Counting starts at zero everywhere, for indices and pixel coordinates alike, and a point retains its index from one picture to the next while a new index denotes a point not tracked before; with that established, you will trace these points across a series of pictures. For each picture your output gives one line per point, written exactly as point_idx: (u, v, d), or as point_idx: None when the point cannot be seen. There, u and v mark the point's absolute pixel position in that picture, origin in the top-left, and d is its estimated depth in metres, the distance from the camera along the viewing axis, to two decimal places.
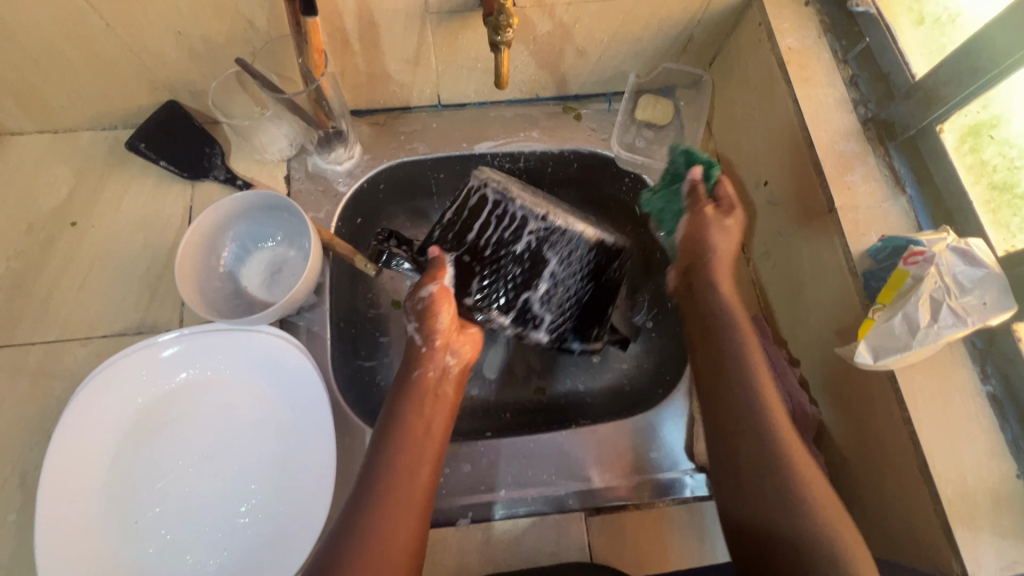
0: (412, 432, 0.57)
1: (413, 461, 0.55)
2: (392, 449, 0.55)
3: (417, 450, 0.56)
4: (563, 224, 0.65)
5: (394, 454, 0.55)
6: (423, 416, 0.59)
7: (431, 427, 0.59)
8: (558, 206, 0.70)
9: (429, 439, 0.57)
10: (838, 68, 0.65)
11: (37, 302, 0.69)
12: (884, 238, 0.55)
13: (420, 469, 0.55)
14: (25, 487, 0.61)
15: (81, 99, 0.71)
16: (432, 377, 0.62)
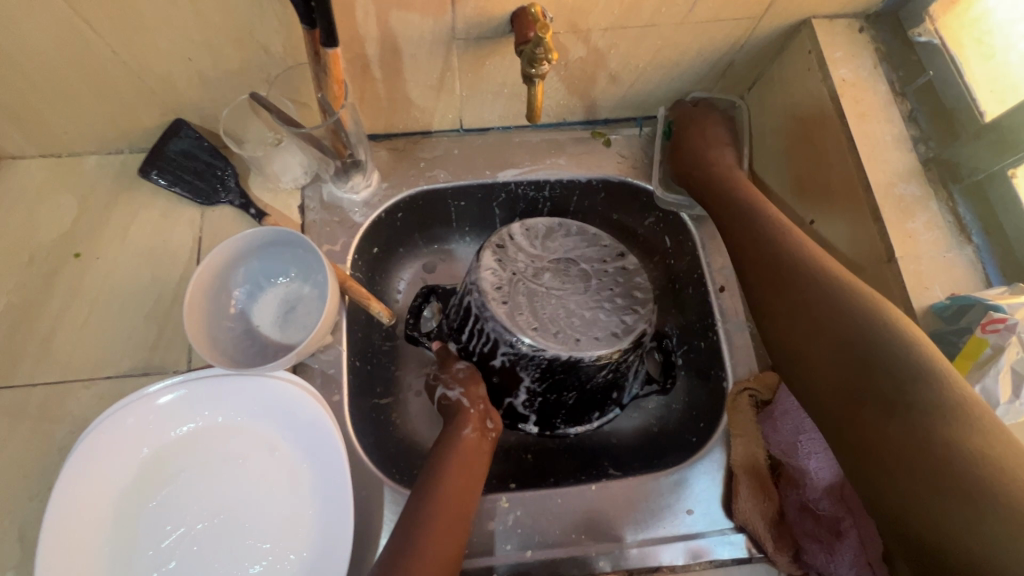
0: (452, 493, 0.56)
1: (447, 530, 0.54)
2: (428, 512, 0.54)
3: (452, 516, 0.55)
4: (533, 349, 0.62)
5: (431, 518, 0.54)
6: (462, 477, 0.58)
7: (469, 485, 0.58)
8: (549, 307, 0.65)
9: (465, 504, 0.57)
10: (896, 102, 0.61)
11: (38, 340, 0.65)
12: (949, 295, 0.51)
13: (452, 537, 0.54)
14: (24, 542, 0.58)
15: (86, 124, 0.67)
16: (472, 437, 0.62)
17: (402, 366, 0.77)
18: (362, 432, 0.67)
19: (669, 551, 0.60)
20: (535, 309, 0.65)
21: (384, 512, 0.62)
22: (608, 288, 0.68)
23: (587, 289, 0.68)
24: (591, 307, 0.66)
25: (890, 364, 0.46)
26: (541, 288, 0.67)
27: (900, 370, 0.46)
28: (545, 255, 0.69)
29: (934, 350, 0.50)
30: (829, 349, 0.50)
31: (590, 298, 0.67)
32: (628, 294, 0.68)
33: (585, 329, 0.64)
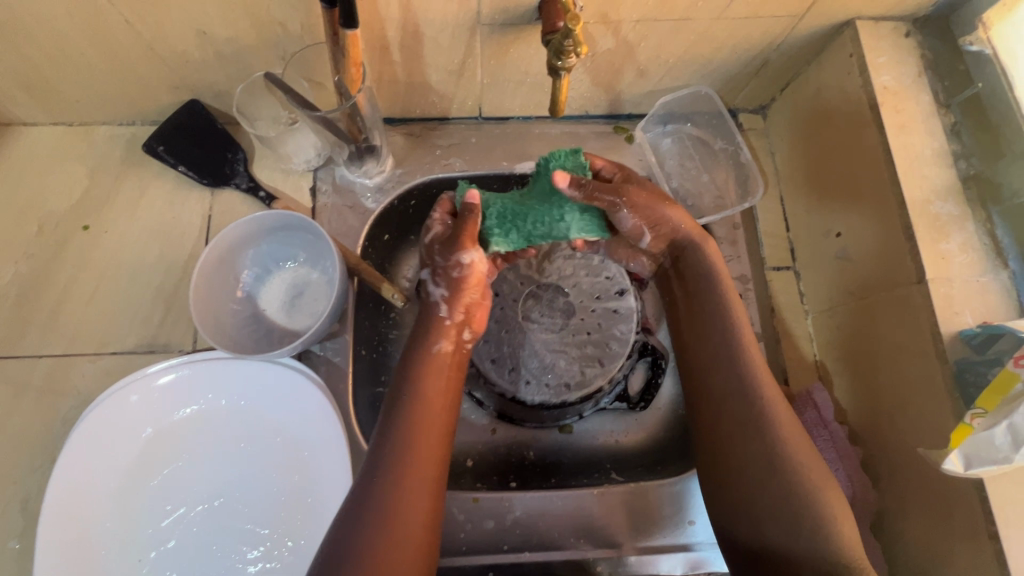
0: (427, 406, 0.54)
1: (427, 441, 0.53)
2: (404, 427, 0.53)
3: (428, 430, 0.53)
4: (490, 373, 0.69)
5: (409, 429, 0.53)
6: (437, 391, 0.56)
7: (444, 396, 0.56)
8: (531, 329, 0.71)
9: (441, 415, 0.55)
10: (939, 114, 0.58)
11: (46, 311, 0.65)
12: (981, 322, 0.49)
13: (434, 447, 0.53)
14: (26, 513, 0.58)
15: (98, 94, 0.66)
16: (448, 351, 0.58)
17: None
18: (365, 421, 0.66)
19: (668, 561, 0.60)
20: (504, 342, 0.71)
21: None
22: (584, 329, 0.71)
23: (566, 326, 0.71)
24: (557, 350, 0.70)
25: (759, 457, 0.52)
26: (517, 315, 0.71)
27: (770, 452, 0.52)
28: (536, 276, 0.72)
29: (960, 380, 0.49)
30: (728, 423, 0.55)
31: (562, 337, 0.70)
32: (600, 344, 0.70)
33: (544, 376, 0.70)
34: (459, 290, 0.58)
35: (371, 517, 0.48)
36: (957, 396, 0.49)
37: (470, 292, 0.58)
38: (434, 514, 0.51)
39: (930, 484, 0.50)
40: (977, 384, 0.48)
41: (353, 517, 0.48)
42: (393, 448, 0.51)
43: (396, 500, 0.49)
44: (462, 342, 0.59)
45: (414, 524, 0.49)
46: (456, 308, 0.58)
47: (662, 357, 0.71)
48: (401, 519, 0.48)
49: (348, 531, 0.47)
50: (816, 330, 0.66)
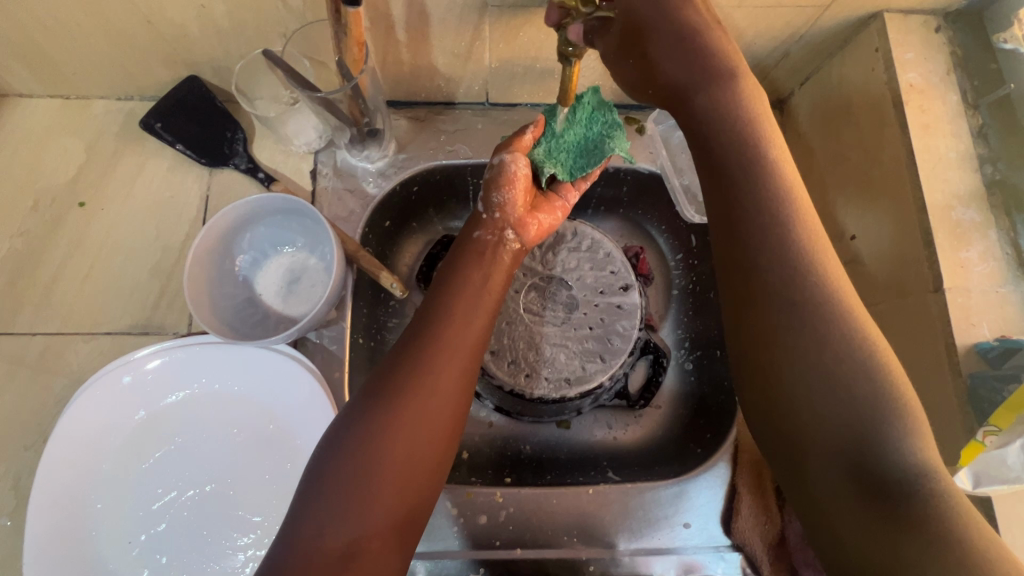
0: (473, 284, 0.54)
1: (470, 314, 0.52)
2: (448, 299, 0.52)
3: (473, 305, 0.53)
4: (488, 364, 0.66)
5: (453, 301, 0.52)
6: (484, 273, 0.55)
7: (493, 280, 0.55)
8: (532, 321, 0.69)
9: (487, 296, 0.54)
10: (966, 115, 0.55)
11: (40, 288, 0.64)
12: (999, 336, 0.48)
13: (476, 322, 0.52)
14: (18, 491, 0.58)
15: (95, 66, 0.64)
16: (489, 241, 0.57)
17: None
18: None
19: (662, 563, 0.59)
20: (502, 334, 0.68)
21: None
22: (587, 324, 0.68)
23: (567, 321, 0.69)
24: (557, 344, 0.68)
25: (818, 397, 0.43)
26: (518, 307, 0.69)
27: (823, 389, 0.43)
28: (540, 268, 0.71)
29: (972, 395, 0.47)
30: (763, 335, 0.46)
31: (564, 330, 0.68)
32: (602, 338, 0.67)
33: (542, 370, 0.67)
34: (492, 191, 0.57)
35: (405, 373, 0.48)
36: (969, 411, 0.47)
37: (509, 192, 0.57)
38: (467, 385, 0.50)
39: None
40: (990, 400, 0.46)
41: (387, 373, 0.48)
42: (435, 317, 0.51)
43: (430, 360, 0.48)
44: (501, 237, 0.57)
45: (448, 389, 0.48)
46: (494, 209, 0.58)
47: (664, 356, 0.70)
48: (432, 379, 0.48)
49: (383, 384, 0.47)
50: None
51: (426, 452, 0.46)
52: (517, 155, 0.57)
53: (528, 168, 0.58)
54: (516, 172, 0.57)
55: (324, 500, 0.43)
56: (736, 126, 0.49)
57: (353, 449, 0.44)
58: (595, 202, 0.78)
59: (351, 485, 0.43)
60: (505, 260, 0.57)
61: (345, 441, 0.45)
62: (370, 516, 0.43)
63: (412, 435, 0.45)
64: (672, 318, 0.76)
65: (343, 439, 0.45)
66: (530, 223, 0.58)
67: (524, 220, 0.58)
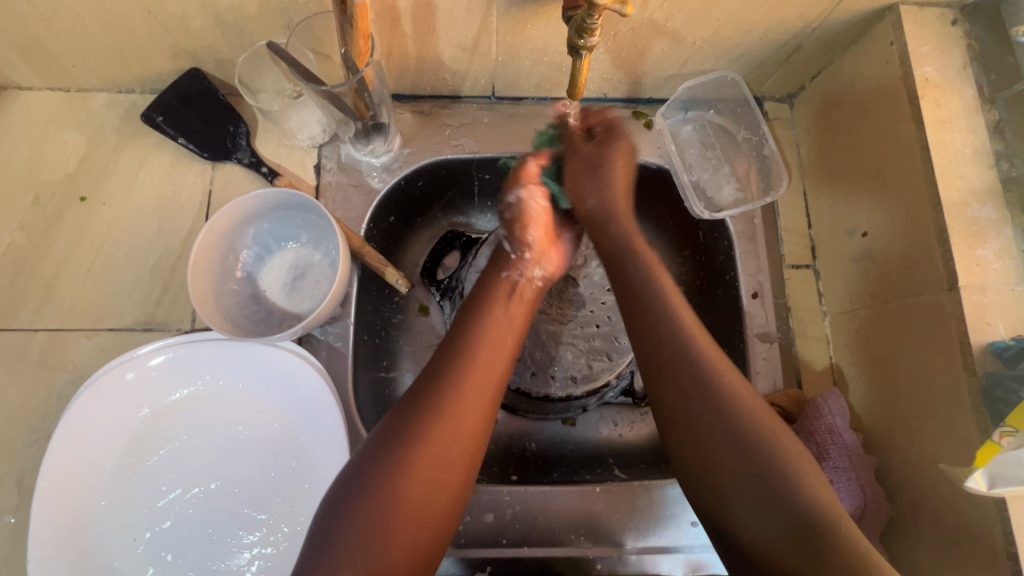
0: (494, 325, 0.52)
1: (489, 362, 0.50)
2: (470, 343, 0.50)
3: (490, 352, 0.50)
4: None
5: (473, 343, 0.50)
6: (507, 310, 0.54)
7: (513, 320, 0.54)
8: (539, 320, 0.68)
9: (509, 335, 0.52)
10: (983, 110, 0.54)
11: (41, 284, 0.63)
12: (1015, 335, 0.47)
13: (496, 367, 0.50)
14: (22, 488, 0.58)
15: (95, 58, 0.63)
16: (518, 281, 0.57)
17: (413, 339, 0.74)
18: (365, 407, 0.65)
19: (668, 562, 0.59)
20: None
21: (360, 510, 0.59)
22: (593, 321, 0.68)
23: (574, 318, 0.68)
24: (564, 342, 0.67)
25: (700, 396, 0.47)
26: None
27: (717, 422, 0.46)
28: None
29: (988, 395, 0.46)
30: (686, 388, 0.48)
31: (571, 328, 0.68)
32: (609, 337, 0.67)
33: (550, 368, 0.66)
34: (515, 228, 0.60)
35: (419, 425, 0.46)
36: (984, 410, 0.46)
37: (530, 230, 0.60)
38: (483, 434, 0.47)
39: (950, 499, 0.48)
40: (1006, 400, 0.46)
41: (399, 423, 0.46)
42: (453, 362, 0.49)
43: (447, 410, 0.46)
44: (530, 276, 0.58)
45: (462, 441, 0.46)
46: (519, 245, 0.60)
47: None
48: (448, 431, 0.46)
49: (396, 435, 0.45)
50: (834, 331, 0.64)
51: (439, 491, 0.45)
52: (537, 190, 0.60)
53: (544, 202, 0.61)
54: (534, 209, 0.60)
55: (341, 542, 0.42)
56: (604, 203, 0.61)
57: (361, 506, 0.43)
58: None
59: (364, 540, 0.42)
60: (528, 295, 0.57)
61: (355, 496, 0.44)
62: (377, 572, 0.42)
63: (422, 490, 0.44)
64: None
65: (356, 491, 0.44)
66: (550, 256, 0.61)
67: (547, 255, 0.60)
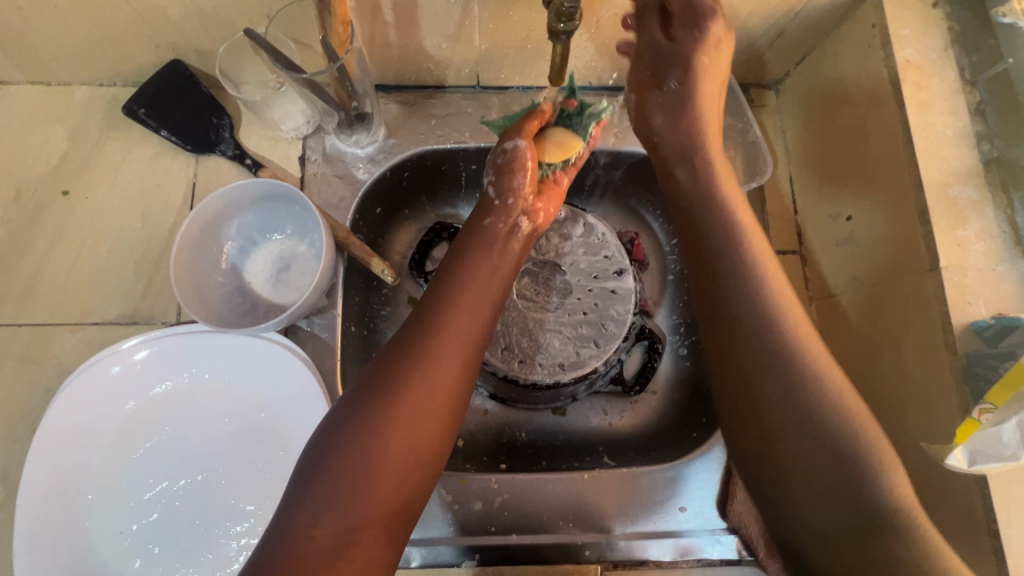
0: (475, 282, 0.54)
1: (473, 311, 0.52)
2: (452, 296, 0.53)
3: (473, 306, 0.53)
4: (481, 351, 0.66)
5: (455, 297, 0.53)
6: (490, 262, 0.56)
7: (496, 275, 0.56)
8: (526, 307, 0.68)
9: (491, 287, 0.55)
10: (964, 92, 0.54)
11: (25, 279, 0.63)
12: (995, 314, 0.47)
13: (478, 316, 0.53)
14: (7, 482, 0.57)
15: (75, 51, 0.62)
16: (503, 230, 0.58)
17: (401, 330, 0.74)
18: None
19: (657, 547, 0.59)
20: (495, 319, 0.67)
21: None
22: (582, 308, 0.68)
23: (562, 305, 0.68)
24: (551, 329, 0.67)
25: (782, 372, 0.46)
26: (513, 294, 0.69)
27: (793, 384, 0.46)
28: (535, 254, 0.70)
29: (969, 373, 0.46)
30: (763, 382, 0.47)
31: (559, 315, 0.68)
32: (596, 323, 0.66)
33: (537, 356, 0.66)
34: (504, 174, 0.58)
35: (404, 364, 0.47)
36: (965, 390, 0.47)
37: (519, 178, 0.57)
38: (466, 376, 0.50)
39: (932, 477, 0.49)
40: (986, 378, 0.46)
41: (389, 364, 0.48)
42: (436, 312, 0.51)
43: (432, 351, 0.48)
44: (514, 225, 0.58)
45: (449, 378, 0.48)
46: (506, 194, 0.58)
47: (659, 341, 0.70)
48: (431, 369, 0.48)
49: (385, 375, 0.47)
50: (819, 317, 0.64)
51: (426, 434, 0.46)
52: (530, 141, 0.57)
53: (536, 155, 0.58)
54: (524, 160, 0.57)
55: (319, 488, 0.42)
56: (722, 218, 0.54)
57: (349, 440, 0.44)
58: (592, 187, 0.77)
59: (344, 485, 0.42)
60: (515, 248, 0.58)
61: (340, 431, 0.45)
62: (365, 504, 0.42)
63: (410, 423, 0.45)
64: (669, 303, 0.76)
65: (338, 431, 0.45)
66: (537, 208, 0.60)
67: (535, 209, 0.59)
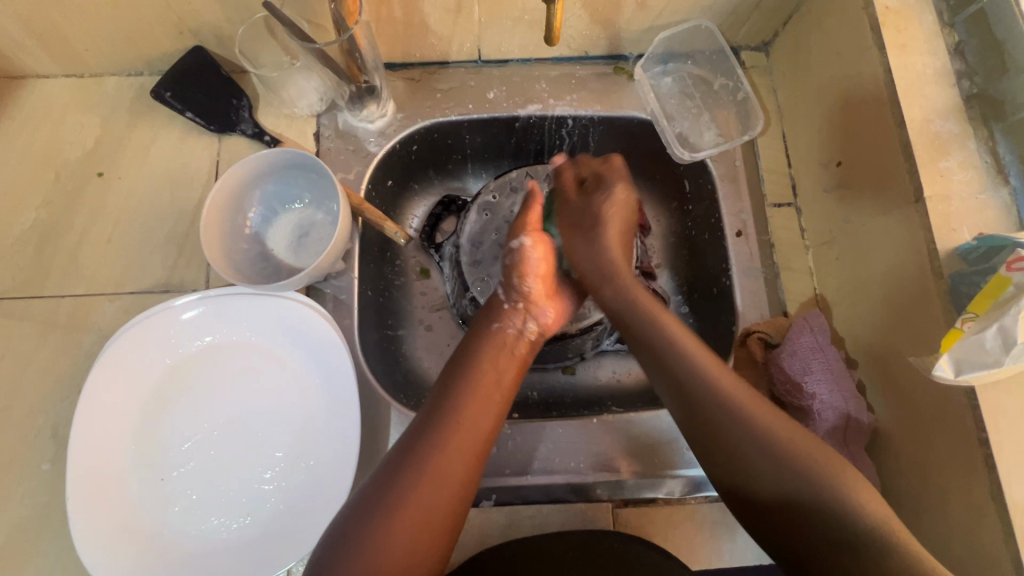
0: (482, 379, 0.55)
1: (475, 421, 0.53)
2: (455, 406, 0.53)
3: (477, 414, 0.53)
4: None
5: (460, 403, 0.53)
6: (494, 369, 0.56)
7: (499, 384, 0.56)
8: None
9: (497, 390, 0.55)
10: (943, 34, 0.57)
11: (65, 254, 0.68)
12: (978, 236, 0.49)
13: (480, 424, 0.53)
14: (57, 439, 0.62)
15: (105, 42, 0.67)
16: (510, 333, 0.59)
17: (414, 300, 0.78)
18: (372, 358, 0.69)
19: (667, 484, 0.62)
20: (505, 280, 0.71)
21: (389, 432, 0.64)
22: None
23: None
24: None
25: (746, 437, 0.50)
26: None
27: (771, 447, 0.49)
28: None
29: (953, 292, 0.49)
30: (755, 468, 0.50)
31: None
32: None
33: None
34: (513, 275, 0.61)
35: (406, 477, 0.49)
36: (951, 308, 0.49)
37: (528, 279, 0.61)
38: (473, 481, 0.51)
39: (926, 396, 0.51)
40: (970, 296, 0.48)
41: (390, 476, 0.49)
42: (439, 424, 0.52)
43: (434, 459, 0.50)
44: (523, 329, 0.60)
45: (446, 486, 0.49)
46: (514, 294, 0.61)
47: (663, 301, 0.74)
48: (437, 477, 0.49)
49: (389, 489, 0.49)
50: (816, 264, 0.67)
51: (428, 534, 0.48)
52: (535, 240, 0.62)
53: (543, 256, 0.62)
54: (529, 261, 0.62)
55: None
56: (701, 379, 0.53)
57: (353, 551, 0.46)
58: (592, 157, 0.80)
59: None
60: (521, 352, 0.59)
61: (347, 537, 0.47)
62: None
63: (414, 526, 0.48)
64: (670, 265, 0.78)
65: (347, 531, 0.47)
66: (546, 309, 0.61)
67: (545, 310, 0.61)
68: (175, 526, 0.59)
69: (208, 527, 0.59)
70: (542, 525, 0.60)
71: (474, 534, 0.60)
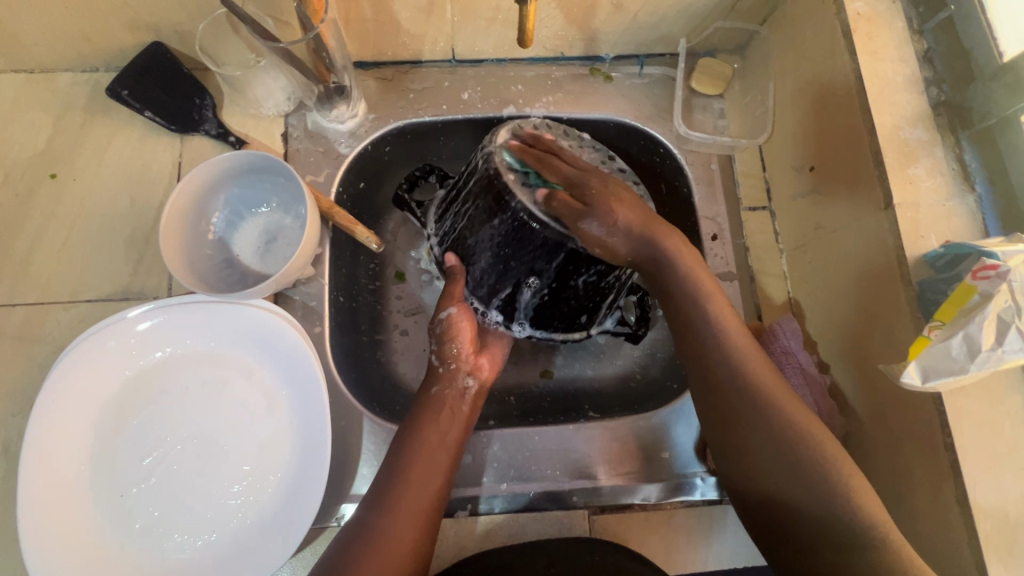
0: (428, 446, 0.56)
1: (425, 483, 0.54)
2: (403, 476, 0.54)
3: (417, 491, 0.53)
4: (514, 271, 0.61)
5: (407, 474, 0.54)
6: (439, 432, 0.57)
7: (444, 444, 0.57)
8: None
9: (444, 453, 0.56)
10: (912, 40, 0.57)
11: (15, 261, 0.64)
12: (945, 243, 0.50)
13: (430, 487, 0.54)
14: (8, 456, 0.59)
15: (55, 36, 0.64)
16: (451, 394, 0.60)
17: (389, 303, 0.75)
18: (343, 365, 0.67)
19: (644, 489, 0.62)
20: None
21: (362, 443, 0.63)
22: None
23: None
24: None
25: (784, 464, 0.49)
26: None
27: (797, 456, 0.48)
28: None
29: (922, 299, 0.49)
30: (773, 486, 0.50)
31: None
32: None
33: None
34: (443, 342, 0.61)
35: (364, 546, 0.49)
36: (919, 314, 0.50)
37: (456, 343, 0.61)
38: (426, 542, 0.51)
39: (897, 406, 0.52)
40: (937, 303, 0.48)
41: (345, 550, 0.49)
42: (387, 498, 0.52)
43: (387, 529, 0.50)
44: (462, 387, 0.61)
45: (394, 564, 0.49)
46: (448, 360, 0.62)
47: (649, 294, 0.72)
48: (388, 542, 0.50)
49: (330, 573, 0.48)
50: (789, 269, 0.67)
51: None
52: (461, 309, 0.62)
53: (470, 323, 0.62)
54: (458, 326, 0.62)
55: None
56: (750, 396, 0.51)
57: None
58: None
59: None
60: (465, 409, 0.60)
61: None
62: None
63: None
64: None
65: None
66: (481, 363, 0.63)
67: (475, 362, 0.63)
68: (135, 544, 0.56)
69: (170, 546, 0.56)
70: (519, 536, 0.59)
71: (449, 546, 0.59)
